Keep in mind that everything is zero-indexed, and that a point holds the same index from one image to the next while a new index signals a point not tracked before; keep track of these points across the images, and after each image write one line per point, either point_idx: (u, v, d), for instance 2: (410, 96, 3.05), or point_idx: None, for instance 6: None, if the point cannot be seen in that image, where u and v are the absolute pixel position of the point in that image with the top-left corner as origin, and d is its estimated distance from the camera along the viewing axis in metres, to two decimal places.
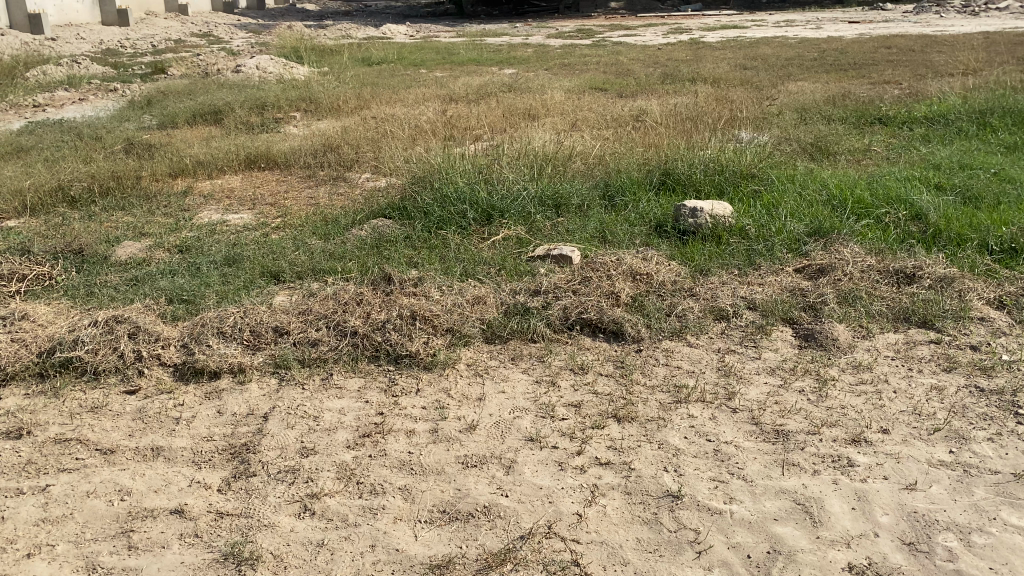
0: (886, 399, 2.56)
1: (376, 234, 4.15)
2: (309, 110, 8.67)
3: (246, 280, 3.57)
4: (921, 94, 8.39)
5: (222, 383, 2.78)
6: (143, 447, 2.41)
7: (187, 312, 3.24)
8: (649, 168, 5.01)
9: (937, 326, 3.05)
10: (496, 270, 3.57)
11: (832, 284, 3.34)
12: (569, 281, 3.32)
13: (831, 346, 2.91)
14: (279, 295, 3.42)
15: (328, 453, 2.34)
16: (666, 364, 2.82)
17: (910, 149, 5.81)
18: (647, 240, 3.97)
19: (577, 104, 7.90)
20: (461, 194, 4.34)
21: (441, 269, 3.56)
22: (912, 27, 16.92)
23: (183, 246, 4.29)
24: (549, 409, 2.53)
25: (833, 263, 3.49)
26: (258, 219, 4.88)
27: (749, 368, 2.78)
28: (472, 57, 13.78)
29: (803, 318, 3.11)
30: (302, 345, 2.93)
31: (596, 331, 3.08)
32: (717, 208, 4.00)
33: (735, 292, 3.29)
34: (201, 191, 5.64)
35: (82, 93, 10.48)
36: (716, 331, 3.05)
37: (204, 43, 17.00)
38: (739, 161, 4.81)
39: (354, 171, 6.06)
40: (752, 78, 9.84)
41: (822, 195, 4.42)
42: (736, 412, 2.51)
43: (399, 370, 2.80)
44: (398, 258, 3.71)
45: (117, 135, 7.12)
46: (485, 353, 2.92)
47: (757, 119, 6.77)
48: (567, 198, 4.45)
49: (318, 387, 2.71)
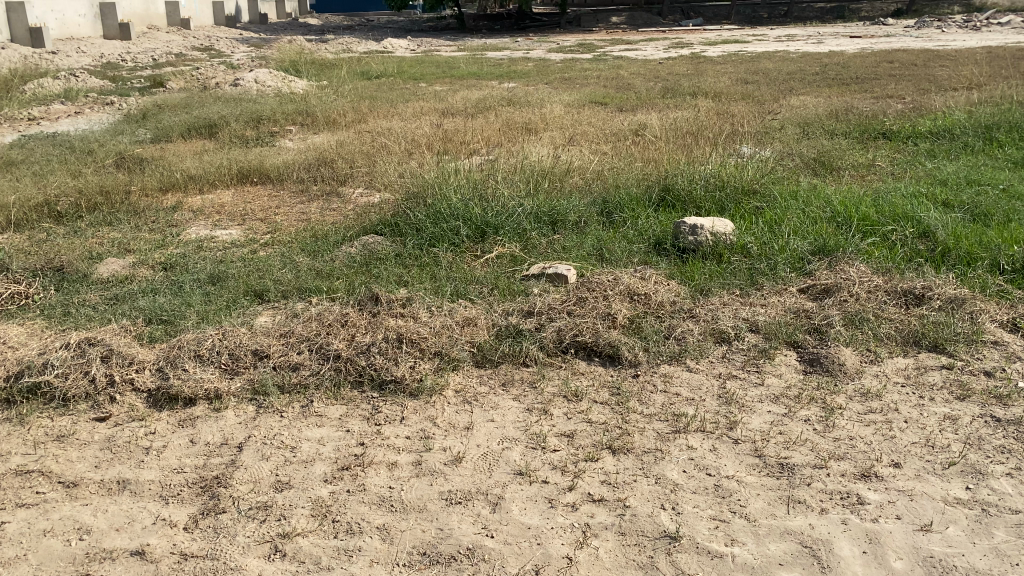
0: (897, 429, 2.42)
1: (367, 251, 4.02)
2: (306, 123, 8.58)
3: (229, 300, 3.44)
4: (925, 108, 8.28)
5: (196, 410, 2.64)
6: (108, 480, 2.27)
7: (165, 334, 3.10)
8: (649, 183, 4.89)
9: (949, 350, 2.91)
10: (488, 290, 3.44)
11: (838, 305, 3.21)
12: (564, 301, 3.19)
13: (838, 372, 2.77)
14: (262, 315, 3.29)
15: (303, 487, 2.20)
16: (664, 390, 2.69)
17: (915, 165, 5.68)
18: (645, 258, 3.84)
19: (576, 118, 7.78)
20: (454, 210, 4.21)
21: (432, 288, 3.43)
22: (914, 42, 16.84)
23: (168, 264, 4.16)
24: (540, 439, 2.40)
25: (839, 284, 3.36)
26: (247, 235, 4.76)
27: (752, 395, 2.65)
28: (473, 70, 13.70)
29: (807, 341, 2.97)
30: (283, 370, 2.80)
31: (591, 354, 2.94)
32: (718, 225, 3.87)
33: (737, 314, 3.15)
34: (191, 206, 5.52)
35: (78, 107, 10.40)
36: (717, 355, 2.91)
37: (204, 56, 16.96)
38: (740, 176, 4.69)
39: (347, 186, 5.94)
40: (753, 92, 9.75)
41: (827, 212, 4.29)
42: (738, 443, 2.37)
43: (383, 397, 2.67)
44: (387, 277, 3.58)
45: (109, 149, 7.01)
46: (474, 377, 2.79)
47: (758, 133, 6.65)
48: (564, 214, 4.32)
49: (297, 415, 2.57)
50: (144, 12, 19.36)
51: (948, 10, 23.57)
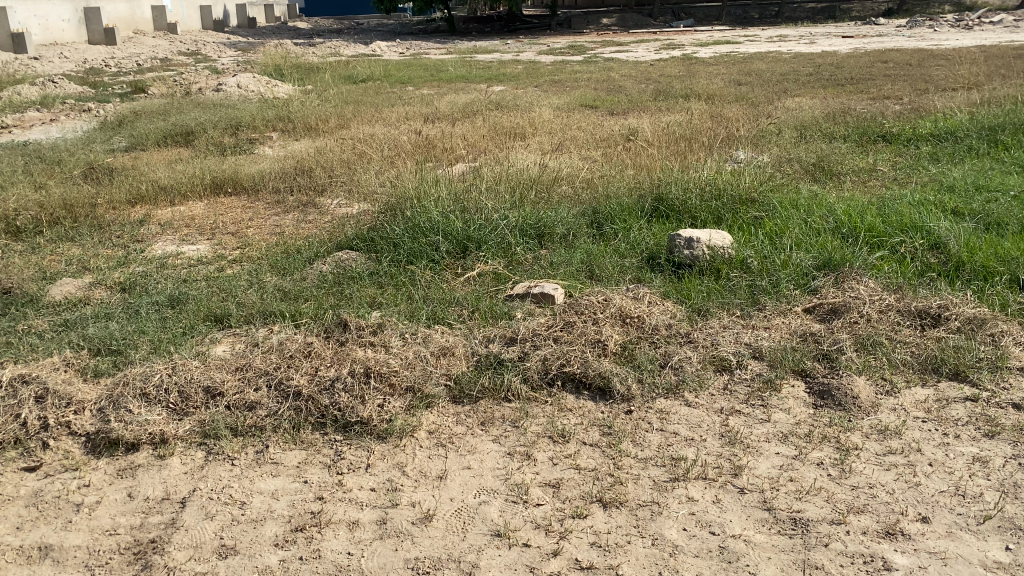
0: (922, 475, 2.16)
1: (340, 269, 3.75)
2: (287, 129, 8.30)
3: (186, 327, 3.17)
4: (924, 109, 8.04)
5: (138, 458, 2.36)
6: (29, 547, 2.00)
7: (112, 367, 2.83)
8: (641, 193, 4.63)
9: (972, 378, 2.64)
10: (468, 312, 3.17)
11: (848, 328, 2.95)
12: (550, 326, 2.92)
13: (851, 406, 2.51)
14: (220, 345, 3.02)
15: (251, 554, 1.93)
16: (660, 429, 2.42)
17: (919, 169, 5.44)
18: (637, 275, 3.57)
19: (566, 122, 7.52)
20: (434, 223, 3.94)
21: (407, 312, 3.16)
22: (908, 41, 16.61)
23: (126, 285, 3.88)
24: (522, 491, 2.13)
25: (848, 303, 3.10)
26: (215, 251, 4.49)
27: (758, 435, 2.38)
28: (461, 73, 13.42)
29: (817, 369, 2.71)
30: (238, 410, 2.52)
31: (580, 387, 2.67)
32: (715, 239, 3.62)
33: (739, 338, 2.89)
34: (159, 219, 5.24)
35: (54, 114, 10.09)
36: (718, 387, 2.65)
37: (188, 61, 16.68)
38: (737, 184, 4.44)
39: (325, 195, 5.67)
40: (746, 93, 9.51)
41: (830, 222, 4.04)
42: (744, 493, 2.11)
43: (347, 440, 2.39)
44: (359, 299, 3.31)
45: (79, 158, 6.72)
46: (450, 416, 2.51)
47: (754, 137, 6.41)
48: (551, 227, 4.05)
49: (251, 464, 2.31)
50: (129, 17, 19.05)
51: (941, 10, 23.37)
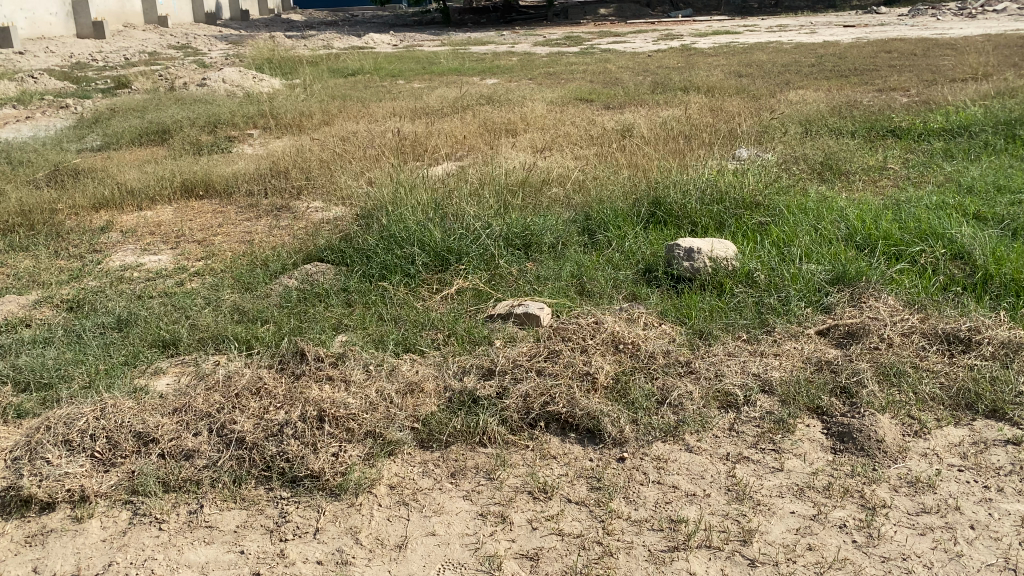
0: (963, 543, 1.85)
1: (306, 285, 3.43)
2: (269, 125, 7.96)
3: (129, 356, 2.84)
4: (933, 101, 7.71)
5: (52, 521, 2.04)
6: None
7: (37, 408, 2.50)
8: (637, 196, 4.31)
9: (1013, 417, 2.32)
10: (444, 337, 2.86)
11: (868, 354, 2.63)
12: (533, 355, 2.59)
13: (876, 452, 2.18)
14: (165, 378, 2.70)
15: None
16: (657, 481, 2.10)
17: (933, 168, 5.12)
18: (632, 292, 3.26)
19: (559, 117, 7.20)
20: (411, 233, 3.61)
21: (375, 338, 2.84)
22: (910, 31, 16.25)
23: (74, 303, 3.55)
24: (494, 565, 1.82)
25: (866, 325, 2.78)
26: (177, 263, 4.16)
27: (770, 489, 2.07)
28: (454, 66, 13.06)
29: (835, 407, 2.38)
30: (172, 460, 2.20)
31: (566, 428, 2.35)
32: (717, 249, 3.33)
33: (745, 367, 2.57)
34: (123, 226, 4.92)
35: (30, 111, 9.73)
36: (724, 427, 2.32)
37: (177, 54, 16.31)
38: (741, 188, 4.12)
39: (302, 199, 5.34)
40: (748, 86, 9.18)
41: (842, 229, 3.72)
42: (755, 567, 1.80)
43: (295, 498, 2.07)
44: (324, 322, 2.99)
45: (46, 159, 6.39)
46: (416, 465, 2.19)
47: (757, 132, 6.08)
48: (538, 235, 3.73)
49: (182, 527, 1.99)
50: (120, 10, 18.69)
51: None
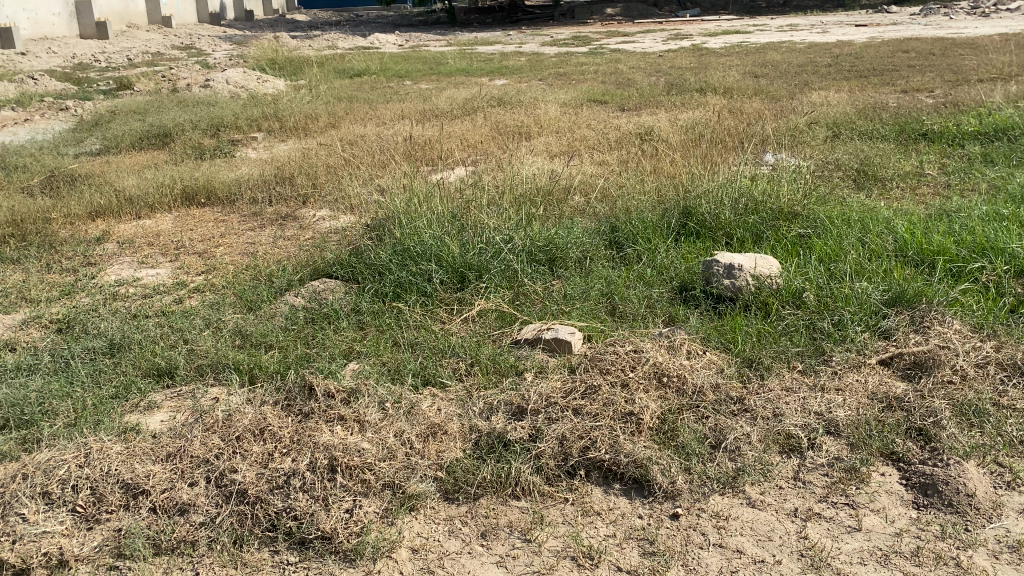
0: None
1: (315, 304, 3.17)
2: (273, 129, 7.70)
3: (120, 387, 2.58)
4: (961, 102, 7.42)
5: None
6: None
7: (16, 450, 2.24)
8: (665, 206, 4.04)
9: None
10: (467, 367, 2.59)
11: (943, 389, 2.34)
12: (567, 390, 2.33)
13: (967, 509, 1.90)
14: (159, 415, 2.44)
15: None
16: (718, 544, 1.83)
17: (974, 173, 4.84)
18: (669, 314, 2.99)
19: (575, 119, 6.94)
20: (426, 247, 3.35)
21: (391, 368, 2.57)
22: (925, 30, 15.91)
23: (64, 323, 3.29)
24: None
25: (935, 354, 2.50)
26: (176, 277, 3.91)
27: (850, 554, 1.79)
28: (462, 66, 12.79)
29: (912, 452, 2.11)
30: (165, 516, 1.94)
31: (610, 478, 2.08)
32: (760, 266, 3.07)
33: (806, 405, 2.30)
34: (120, 236, 4.66)
35: (29, 113, 9.49)
36: (788, 477, 2.06)
37: (182, 55, 16.09)
38: (778, 197, 3.84)
39: (308, 207, 5.09)
40: (766, 86, 8.91)
41: (891, 243, 3.44)
42: None
43: (305, 564, 1.81)
44: (334, 350, 2.72)
45: (42, 165, 6.14)
46: (442, 523, 1.93)
47: (783, 136, 5.81)
48: (563, 249, 3.46)
49: None
50: (124, 10, 18.47)
51: None
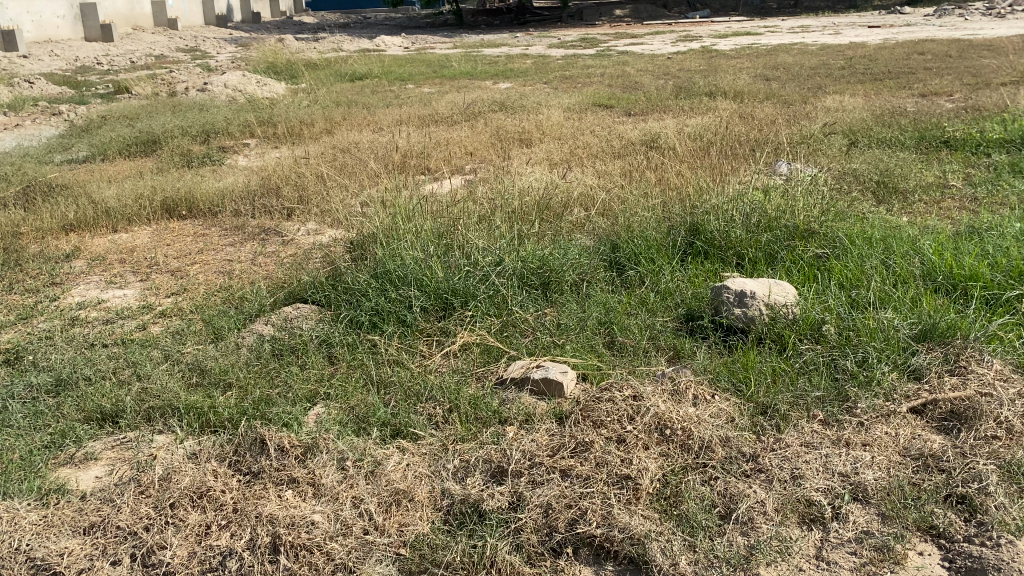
0: None
1: (283, 334, 2.88)
2: (267, 134, 7.42)
3: (56, 434, 2.31)
4: (982, 107, 7.09)
5: None
6: None
7: None
8: (671, 221, 3.73)
9: None
10: (444, 413, 2.30)
11: (987, 447, 2.04)
12: (554, 447, 2.03)
13: None
14: (94, 470, 2.16)
15: None
16: None
17: (1002, 184, 4.52)
18: (674, 347, 2.70)
19: (577, 125, 6.65)
20: (408, 271, 3.06)
21: (359, 416, 2.29)
22: (940, 31, 15.50)
23: (12, 353, 3.02)
24: None
25: (975, 403, 2.20)
26: (143, 299, 3.63)
27: None
28: (466, 69, 12.48)
29: (954, 527, 1.80)
30: None
31: (602, 555, 1.78)
32: (774, 293, 2.77)
33: (829, 465, 2.00)
34: (91, 252, 4.39)
35: (21, 118, 9.24)
36: (810, 555, 1.76)
37: (185, 58, 15.83)
38: (794, 213, 3.53)
39: (293, 220, 4.81)
40: (778, 90, 8.60)
41: (919, 265, 3.13)
42: None
43: None
44: (298, 391, 2.44)
45: (20, 175, 5.87)
46: None
47: (796, 143, 5.50)
48: (558, 271, 3.17)
49: None
50: (129, 13, 18.25)
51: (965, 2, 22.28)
